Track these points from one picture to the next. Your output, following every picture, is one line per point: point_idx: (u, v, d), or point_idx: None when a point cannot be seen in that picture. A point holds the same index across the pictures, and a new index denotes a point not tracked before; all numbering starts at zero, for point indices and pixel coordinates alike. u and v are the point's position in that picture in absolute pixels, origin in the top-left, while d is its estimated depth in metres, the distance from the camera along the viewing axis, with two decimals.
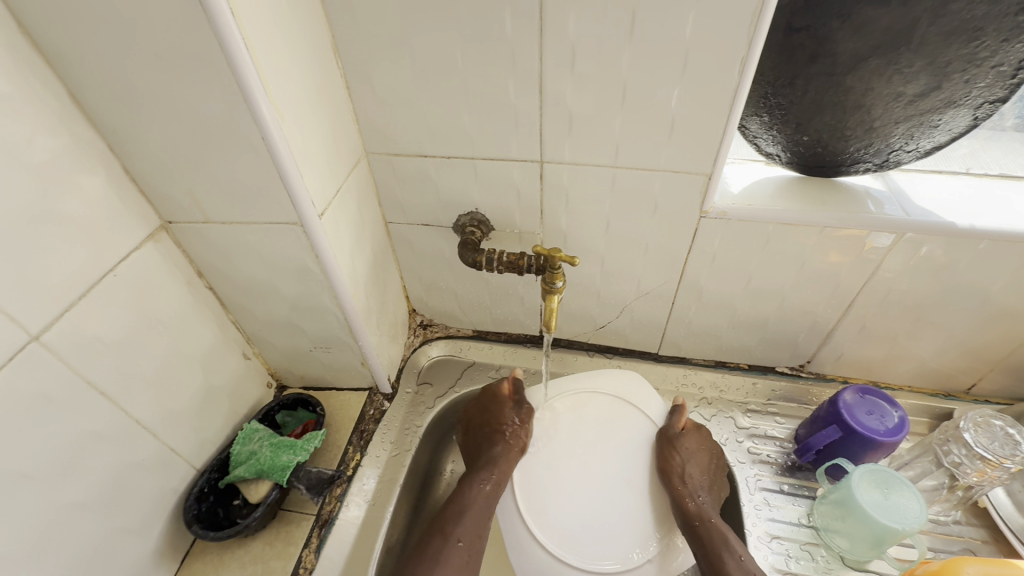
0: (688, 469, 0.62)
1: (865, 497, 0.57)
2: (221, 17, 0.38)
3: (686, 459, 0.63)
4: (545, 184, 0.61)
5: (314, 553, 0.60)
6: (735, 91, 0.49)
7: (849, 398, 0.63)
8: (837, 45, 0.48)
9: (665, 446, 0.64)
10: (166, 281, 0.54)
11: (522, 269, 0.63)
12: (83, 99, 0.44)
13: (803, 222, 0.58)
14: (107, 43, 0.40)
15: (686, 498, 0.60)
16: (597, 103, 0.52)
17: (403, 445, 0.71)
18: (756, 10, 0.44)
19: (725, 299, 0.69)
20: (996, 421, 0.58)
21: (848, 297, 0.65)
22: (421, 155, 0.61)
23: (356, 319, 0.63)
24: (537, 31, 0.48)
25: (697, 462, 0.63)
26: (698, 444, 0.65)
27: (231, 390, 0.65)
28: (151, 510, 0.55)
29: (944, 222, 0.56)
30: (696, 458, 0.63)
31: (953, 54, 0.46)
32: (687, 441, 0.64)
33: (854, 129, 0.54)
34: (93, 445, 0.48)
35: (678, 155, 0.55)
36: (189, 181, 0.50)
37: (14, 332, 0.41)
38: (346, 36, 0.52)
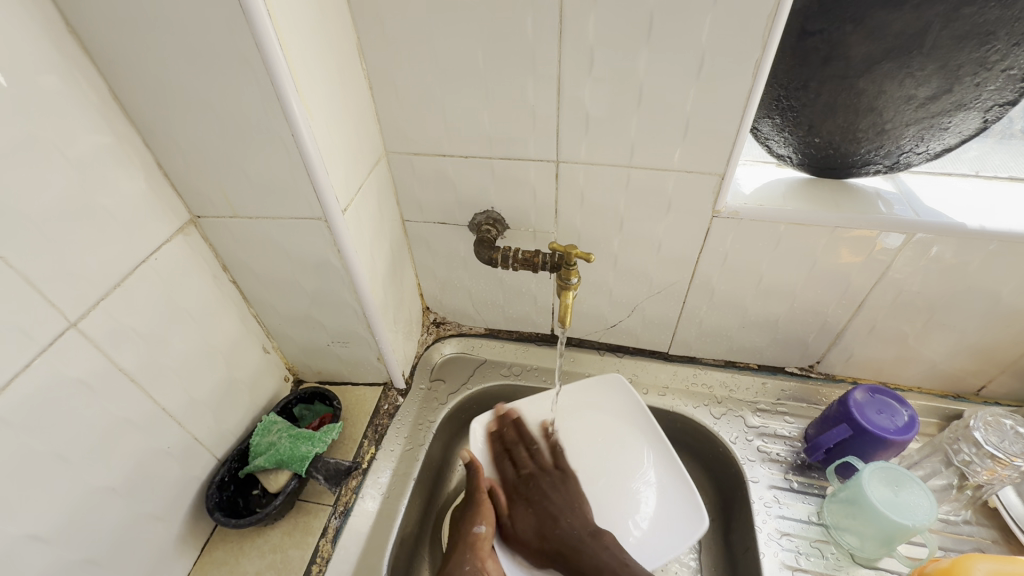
0: (557, 508, 0.64)
1: (875, 494, 0.57)
2: (260, 18, 0.40)
3: (546, 496, 0.65)
4: (561, 184, 0.62)
5: (331, 542, 0.61)
6: (749, 94, 0.50)
7: (859, 396, 0.64)
8: (849, 50, 0.50)
9: (523, 507, 0.65)
10: (193, 274, 0.56)
11: (537, 266, 0.64)
12: (122, 96, 0.46)
13: (815, 222, 0.59)
14: (149, 44, 0.42)
15: (558, 525, 0.62)
16: (614, 104, 0.54)
17: (417, 438, 0.72)
18: (771, 11, 0.45)
19: (737, 298, 0.70)
20: (1006, 421, 0.58)
21: (857, 298, 0.66)
22: (439, 154, 0.63)
23: (374, 314, 0.65)
24: (557, 34, 0.50)
25: (558, 497, 0.65)
26: (552, 481, 0.67)
27: (251, 383, 0.67)
28: (175, 496, 0.57)
29: (955, 222, 0.57)
30: (552, 493, 0.66)
31: (964, 58, 0.48)
32: (538, 481, 0.67)
33: (865, 131, 0.56)
34: (122, 431, 0.49)
35: (692, 156, 0.56)
36: (220, 176, 0.52)
37: (54, 318, 0.43)
38: (372, 38, 0.54)
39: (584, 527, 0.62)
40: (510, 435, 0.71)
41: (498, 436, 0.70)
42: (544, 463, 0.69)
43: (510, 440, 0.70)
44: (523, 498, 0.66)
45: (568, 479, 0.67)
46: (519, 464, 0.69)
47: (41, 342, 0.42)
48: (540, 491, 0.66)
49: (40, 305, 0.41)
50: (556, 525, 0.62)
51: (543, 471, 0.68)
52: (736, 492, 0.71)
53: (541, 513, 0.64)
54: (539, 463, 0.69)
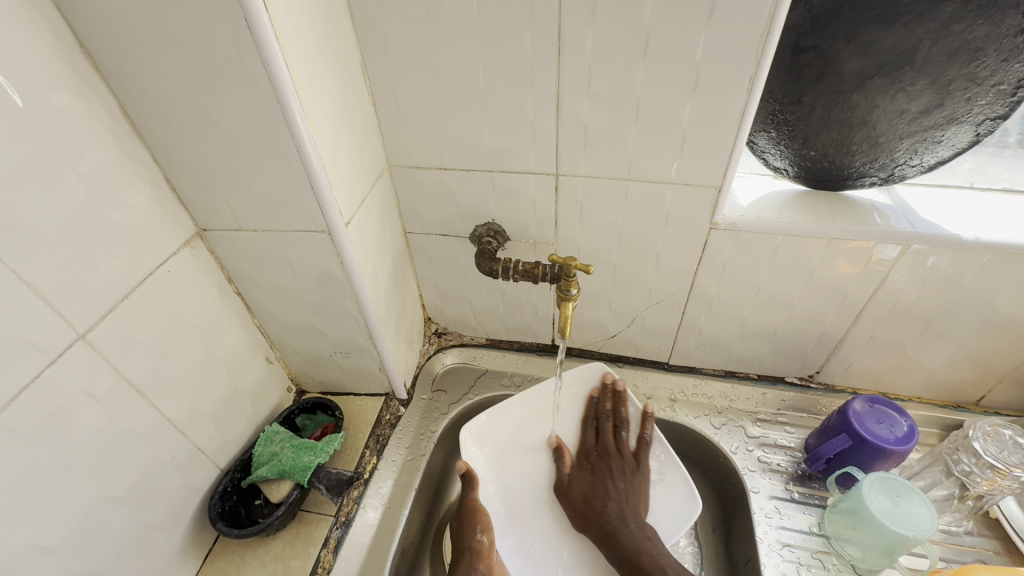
0: (612, 491, 0.65)
1: (875, 504, 0.58)
2: (267, 39, 0.41)
3: (611, 475, 0.67)
4: (560, 197, 0.63)
5: (333, 553, 0.61)
6: (744, 108, 0.51)
7: (859, 406, 0.64)
8: (842, 65, 0.51)
9: (586, 473, 0.68)
10: (198, 285, 0.57)
11: (537, 277, 0.65)
12: (132, 114, 0.48)
13: (811, 233, 0.60)
14: (159, 63, 0.44)
15: (608, 506, 0.64)
16: (611, 118, 0.55)
17: (419, 449, 0.72)
18: (764, 29, 0.46)
19: (736, 309, 0.71)
20: (1005, 431, 0.58)
21: (856, 308, 0.67)
22: (441, 167, 0.64)
23: (376, 325, 0.65)
24: (555, 52, 0.51)
25: (615, 485, 0.66)
26: (622, 465, 0.67)
27: (254, 393, 0.68)
28: (178, 507, 0.57)
29: (950, 234, 0.57)
30: (618, 478, 0.66)
31: (954, 73, 0.49)
32: (609, 461, 0.68)
33: (859, 145, 0.57)
34: (126, 442, 0.50)
35: (690, 169, 0.57)
36: (226, 191, 0.53)
37: (63, 330, 0.43)
38: (375, 56, 0.55)
39: (634, 518, 0.63)
40: (605, 407, 0.72)
41: (594, 403, 0.73)
42: (625, 449, 0.69)
43: (602, 411, 0.72)
44: (588, 467, 0.68)
45: (640, 470, 0.67)
46: (603, 438, 0.70)
47: (49, 354, 0.43)
48: (608, 467, 0.68)
49: (49, 318, 0.42)
50: (604, 505, 0.64)
51: (620, 454, 0.68)
52: (737, 501, 0.71)
53: (594, 484, 0.66)
54: (622, 445, 0.69)
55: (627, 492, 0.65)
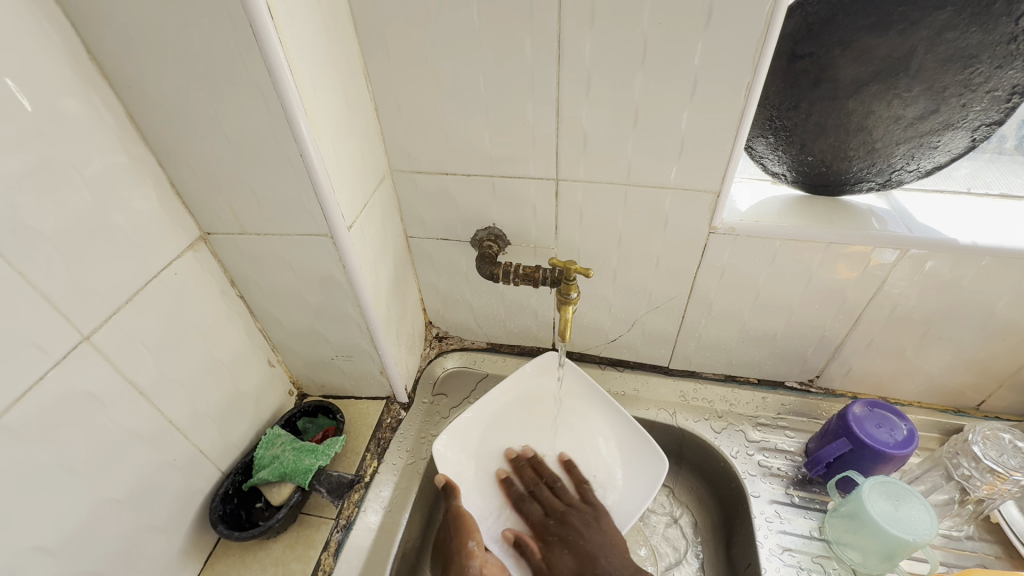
0: (592, 541, 0.63)
1: (875, 508, 0.58)
2: (272, 46, 0.42)
3: (581, 533, 0.64)
4: (560, 202, 0.64)
5: (333, 556, 0.61)
6: (742, 113, 0.52)
7: (858, 411, 0.64)
8: (839, 71, 0.52)
9: (560, 547, 0.64)
10: (201, 288, 0.58)
11: (537, 281, 0.65)
12: (138, 119, 0.48)
13: (810, 238, 0.60)
14: (165, 69, 0.45)
15: (599, 563, 0.61)
16: (610, 124, 0.56)
17: (419, 452, 0.73)
18: (761, 36, 0.47)
19: (735, 313, 0.71)
20: (1004, 435, 0.58)
21: (855, 312, 0.67)
22: (442, 172, 0.64)
23: (377, 329, 0.66)
24: (555, 59, 0.52)
25: (592, 535, 0.64)
26: (583, 513, 0.66)
27: (256, 397, 0.68)
28: (179, 510, 0.57)
29: (948, 238, 0.58)
30: (587, 531, 0.64)
31: (949, 80, 0.50)
32: (569, 520, 0.65)
33: (857, 150, 0.57)
34: (129, 444, 0.50)
35: (688, 173, 0.58)
36: (230, 196, 0.54)
37: (68, 332, 0.44)
38: (377, 62, 0.56)
39: (625, 567, 0.61)
40: (526, 477, 0.70)
41: (518, 479, 0.70)
42: (574, 501, 0.68)
43: (529, 484, 0.70)
44: (558, 539, 0.64)
45: (601, 515, 0.66)
46: (549, 504, 0.68)
47: (54, 355, 0.43)
48: (573, 528, 0.65)
49: (54, 320, 0.43)
50: (595, 564, 0.61)
51: (571, 508, 0.67)
52: (737, 505, 0.71)
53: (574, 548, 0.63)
54: (566, 500, 0.68)
55: (609, 541, 0.63)
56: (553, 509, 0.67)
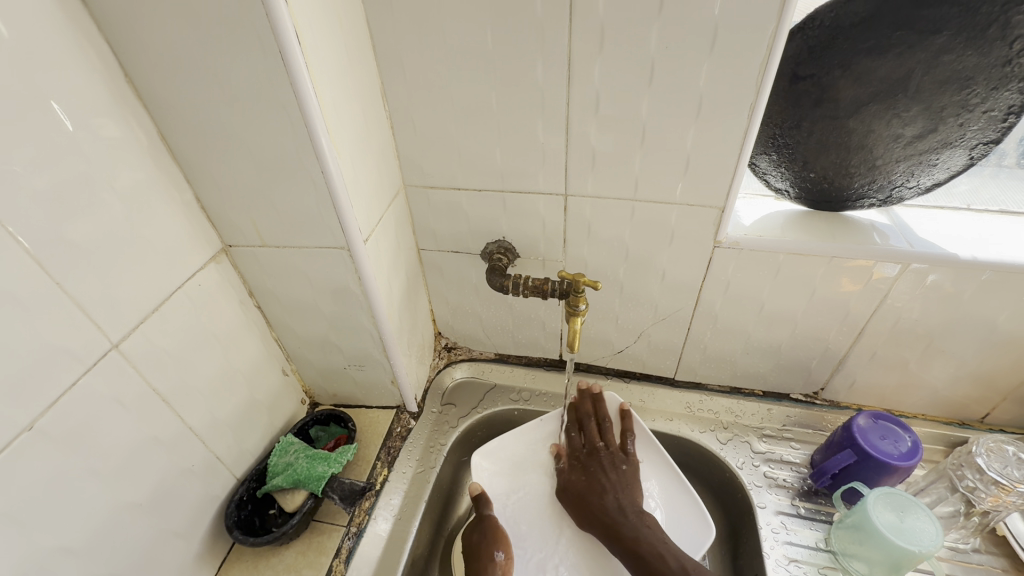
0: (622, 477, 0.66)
1: (880, 518, 0.58)
2: (299, 69, 0.44)
3: (614, 466, 0.67)
4: (569, 216, 0.66)
5: (344, 562, 0.62)
6: (746, 131, 0.54)
7: (862, 422, 0.65)
8: (839, 92, 0.55)
9: (580, 472, 0.68)
10: (221, 299, 0.60)
11: (547, 293, 0.67)
12: (168, 138, 0.51)
13: (813, 252, 0.62)
14: (197, 91, 0.47)
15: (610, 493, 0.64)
16: (618, 142, 0.58)
17: (428, 461, 0.74)
18: (762, 60, 0.49)
19: (740, 325, 0.72)
20: (1008, 447, 0.59)
21: (858, 325, 0.68)
22: (454, 188, 0.66)
23: (390, 339, 0.68)
24: (565, 80, 0.54)
25: (614, 475, 0.66)
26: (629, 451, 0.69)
27: (270, 405, 0.69)
28: (196, 515, 0.58)
29: (947, 253, 0.59)
30: (611, 471, 0.67)
31: (947, 100, 0.52)
32: (611, 449, 0.69)
33: (858, 167, 0.59)
34: (150, 449, 0.52)
35: (694, 189, 0.59)
36: (252, 210, 0.56)
37: (99, 340, 0.46)
38: (394, 83, 0.59)
39: (630, 506, 0.63)
40: (585, 409, 0.73)
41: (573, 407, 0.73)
42: (612, 443, 0.70)
43: (584, 413, 0.73)
44: (581, 465, 0.68)
45: (630, 463, 0.68)
46: (592, 436, 0.71)
47: (85, 363, 0.45)
48: (600, 464, 0.68)
49: (86, 328, 0.44)
50: (604, 497, 0.64)
51: (608, 449, 0.69)
52: (744, 517, 0.71)
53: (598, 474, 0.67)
54: (608, 440, 0.70)
55: (631, 487, 0.65)
56: (586, 447, 0.70)
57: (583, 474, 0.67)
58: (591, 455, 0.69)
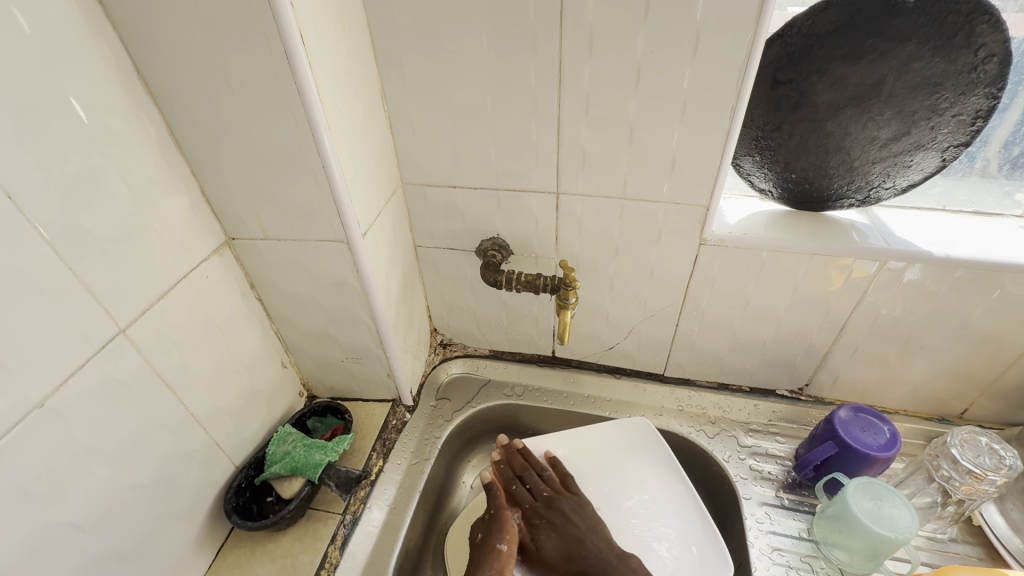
0: (581, 532, 0.65)
1: (859, 506, 0.60)
2: (303, 67, 0.47)
3: (581, 558, 0.63)
4: (560, 214, 0.68)
5: (339, 549, 0.64)
6: (728, 132, 0.56)
7: (844, 415, 0.67)
8: (816, 97, 0.58)
9: (548, 530, 0.66)
10: (224, 289, 0.62)
11: (538, 288, 0.69)
12: (178, 134, 0.53)
13: (794, 249, 0.64)
14: (207, 89, 0.49)
15: (587, 571, 0.62)
16: (606, 141, 0.60)
17: (423, 453, 0.76)
18: (742, 64, 0.52)
19: (726, 321, 0.75)
20: (981, 437, 0.61)
21: (840, 321, 0.70)
22: (450, 186, 0.69)
23: (386, 331, 0.70)
24: (556, 81, 0.57)
25: (578, 520, 0.66)
26: (571, 504, 0.68)
27: (269, 395, 0.71)
28: (196, 499, 0.60)
29: (922, 251, 0.62)
30: (573, 515, 0.67)
31: (918, 105, 0.55)
32: (558, 504, 0.69)
33: (837, 168, 0.62)
34: (153, 432, 0.53)
35: (680, 188, 0.62)
36: (256, 204, 0.58)
37: (107, 323, 0.48)
38: (393, 84, 0.61)
39: (611, 550, 0.64)
40: (517, 464, 0.74)
41: (505, 463, 0.75)
42: (556, 486, 0.71)
43: (518, 468, 0.74)
44: (544, 522, 0.67)
45: (584, 501, 0.70)
46: (537, 486, 0.71)
47: (94, 344, 0.47)
48: (562, 514, 0.67)
49: (95, 310, 0.46)
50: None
51: (561, 494, 0.70)
52: (731, 509, 0.73)
53: (572, 570, 0.63)
54: (555, 486, 0.71)
55: (574, 497, 0.70)
56: (569, 501, 0.69)
57: (543, 477, 0.73)
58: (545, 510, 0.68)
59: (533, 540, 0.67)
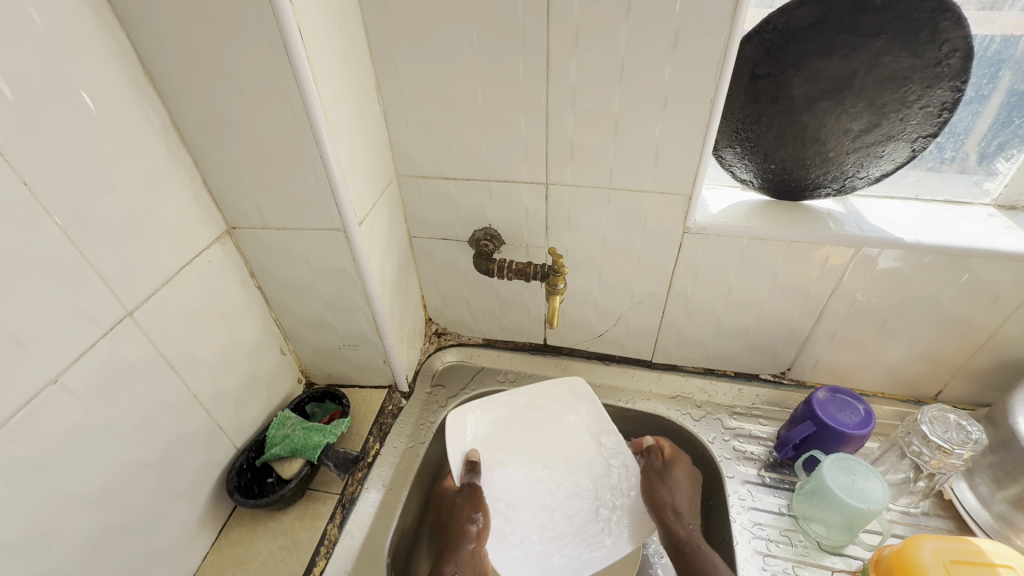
0: (682, 512, 0.67)
1: (835, 481, 0.63)
2: (300, 62, 0.49)
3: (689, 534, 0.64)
4: (550, 204, 0.71)
5: (338, 527, 0.66)
6: (708, 123, 0.59)
7: (822, 395, 0.70)
8: (792, 90, 0.60)
9: (664, 486, 0.70)
10: (225, 277, 0.64)
11: (529, 276, 0.72)
12: (180, 126, 0.55)
13: (773, 237, 0.67)
14: (208, 82, 0.52)
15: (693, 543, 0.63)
16: (593, 134, 0.63)
17: (418, 437, 0.78)
18: (720, 58, 0.54)
19: (711, 308, 0.77)
20: (950, 414, 0.64)
21: (818, 307, 0.73)
22: (443, 177, 0.71)
23: (382, 318, 0.72)
24: (544, 76, 0.59)
25: (681, 498, 0.68)
26: (686, 480, 0.70)
27: (269, 380, 0.74)
28: (199, 478, 0.62)
29: (893, 237, 0.65)
30: (680, 493, 0.69)
31: (887, 97, 0.58)
32: (673, 476, 0.70)
33: (813, 159, 0.65)
34: (159, 412, 0.55)
35: (664, 178, 0.64)
36: (256, 194, 0.60)
37: (115, 306, 0.50)
38: (388, 78, 0.63)
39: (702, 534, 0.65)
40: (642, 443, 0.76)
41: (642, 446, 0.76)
42: (675, 463, 0.72)
43: (643, 448, 0.75)
44: (659, 482, 0.70)
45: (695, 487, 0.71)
46: (665, 464, 0.72)
47: (103, 326, 0.49)
48: (669, 487, 0.69)
49: (104, 293, 0.49)
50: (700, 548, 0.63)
51: (681, 467, 0.72)
52: (715, 488, 0.76)
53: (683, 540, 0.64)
54: (664, 458, 0.73)
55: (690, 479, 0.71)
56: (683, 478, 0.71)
57: (648, 458, 0.73)
58: (663, 479, 0.70)
59: (655, 500, 0.69)
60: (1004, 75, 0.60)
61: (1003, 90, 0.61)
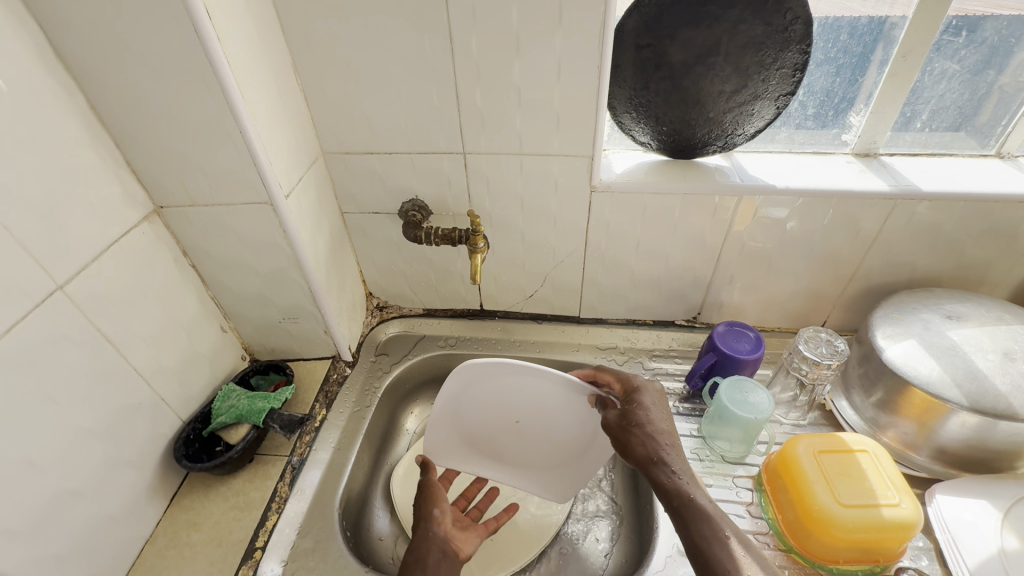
0: (656, 453, 0.59)
1: (728, 398, 0.73)
2: (210, 41, 0.52)
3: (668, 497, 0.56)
4: (469, 172, 0.76)
5: (288, 484, 0.71)
6: (598, 89, 0.66)
7: (721, 328, 0.80)
8: (671, 57, 0.68)
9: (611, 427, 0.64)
10: (157, 255, 0.66)
11: (455, 240, 0.78)
12: (98, 107, 0.58)
13: (667, 191, 0.75)
14: (121, 63, 0.54)
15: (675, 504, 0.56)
16: (500, 104, 0.69)
17: (364, 401, 0.83)
18: (600, 28, 0.61)
19: (624, 261, 0.86)
20: (821, 332, 0.76)
21: (715, 252, 0.83)
22: (368, 152, 0.76)
23: (318, 289, 0.76)
24: (449, 51, 0.65)
25: (638, 446, 0.60)
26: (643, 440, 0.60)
27: (211, 356, 0.76)
28: (145, 447, 0.65)
29: (767, 185, 0.74)
30: (639, 439, 0.61)
31: (749, 61, 0.67)
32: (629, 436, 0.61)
33: (697, 119, 0.73)
34: (99, 383, 0.58)
35: (567, 142, 0.71)
36: (181, 172, 0.63)
37: (45, 280, 0.52)
38: (304, 59, 0.67)
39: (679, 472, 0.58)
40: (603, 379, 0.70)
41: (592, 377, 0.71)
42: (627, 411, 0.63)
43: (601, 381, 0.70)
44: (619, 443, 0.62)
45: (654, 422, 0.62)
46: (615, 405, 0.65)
47: (33, 298, 0.51)
48: (632, 438, 0.61)
49: (33, 267, 0.51)
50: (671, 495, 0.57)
51: (637, 428, 0.61)
52: None
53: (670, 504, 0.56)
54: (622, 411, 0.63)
55: (639, 425, 0.62)
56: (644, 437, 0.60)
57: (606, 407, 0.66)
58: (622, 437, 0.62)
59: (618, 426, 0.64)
60: (875, 46, 0.70)
61: (861, 57, 0.72)
